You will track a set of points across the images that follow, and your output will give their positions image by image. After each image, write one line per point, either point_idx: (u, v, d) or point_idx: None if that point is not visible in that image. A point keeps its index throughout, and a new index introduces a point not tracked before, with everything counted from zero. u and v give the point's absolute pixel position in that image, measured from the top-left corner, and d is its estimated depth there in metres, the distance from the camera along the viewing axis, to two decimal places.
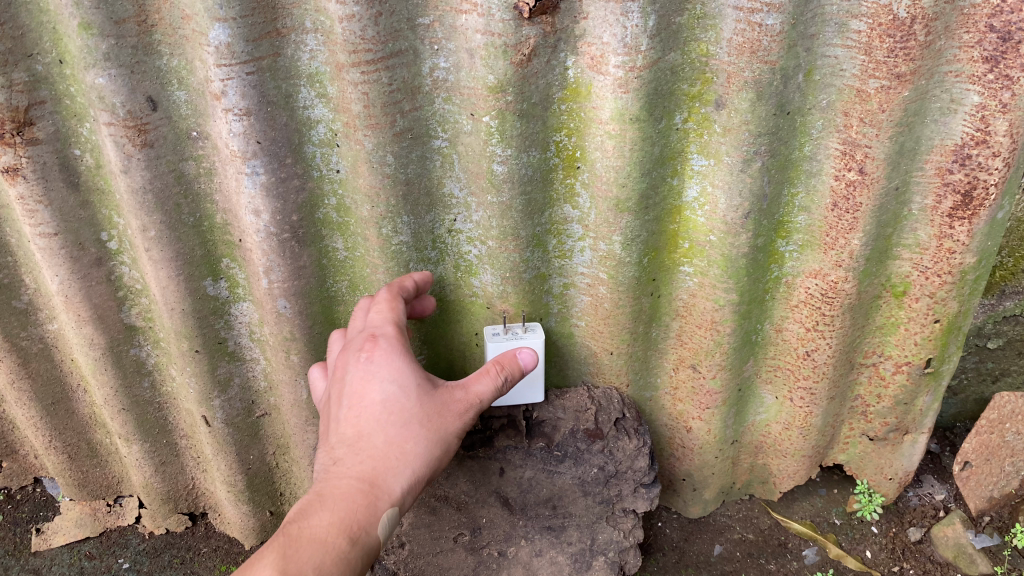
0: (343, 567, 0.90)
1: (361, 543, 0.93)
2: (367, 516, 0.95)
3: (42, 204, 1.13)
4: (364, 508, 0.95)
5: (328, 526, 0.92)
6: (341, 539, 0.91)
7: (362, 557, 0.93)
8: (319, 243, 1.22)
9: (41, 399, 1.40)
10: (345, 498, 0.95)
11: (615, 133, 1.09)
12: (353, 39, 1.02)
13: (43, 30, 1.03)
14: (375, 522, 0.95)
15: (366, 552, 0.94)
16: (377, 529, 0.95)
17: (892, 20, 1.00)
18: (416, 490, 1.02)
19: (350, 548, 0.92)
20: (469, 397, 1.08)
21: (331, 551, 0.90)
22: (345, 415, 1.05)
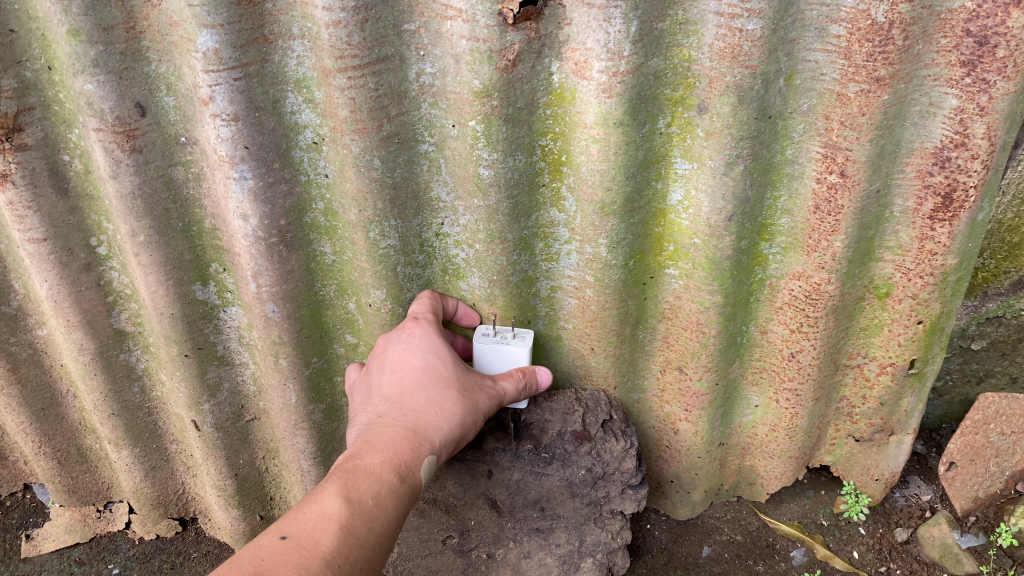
0: (396, 496, 0.99)
1: (409, 481, 1.03)
2: (413, 458, 1.05)
3: (31, 210, 1.14)
4: (409, 450, 1.06)
5: (380, 463, 1.02)
6: (392, 473, 1.01)
7: (410, 493, 1.02)
8: (307, 247, 1.23)
9: (31, 404, 1.40)
10: (393, 441, 1.06)
11: (600, 137, 1.11)
12: (339, 45, 1.03)
13: (32, 37, 1.04)
14: (420, 463, 1.06)
15: (412, 490, 1.03)
16: (422, 470, 1.05)
17: (870, 25, 1.01)
18: (451, 448, 1.13)
19: (400, 482, 1.01)
20: (499, 386, 1.21)
21: (384, 482, 1.00)
22: (388, 380, 1.16)
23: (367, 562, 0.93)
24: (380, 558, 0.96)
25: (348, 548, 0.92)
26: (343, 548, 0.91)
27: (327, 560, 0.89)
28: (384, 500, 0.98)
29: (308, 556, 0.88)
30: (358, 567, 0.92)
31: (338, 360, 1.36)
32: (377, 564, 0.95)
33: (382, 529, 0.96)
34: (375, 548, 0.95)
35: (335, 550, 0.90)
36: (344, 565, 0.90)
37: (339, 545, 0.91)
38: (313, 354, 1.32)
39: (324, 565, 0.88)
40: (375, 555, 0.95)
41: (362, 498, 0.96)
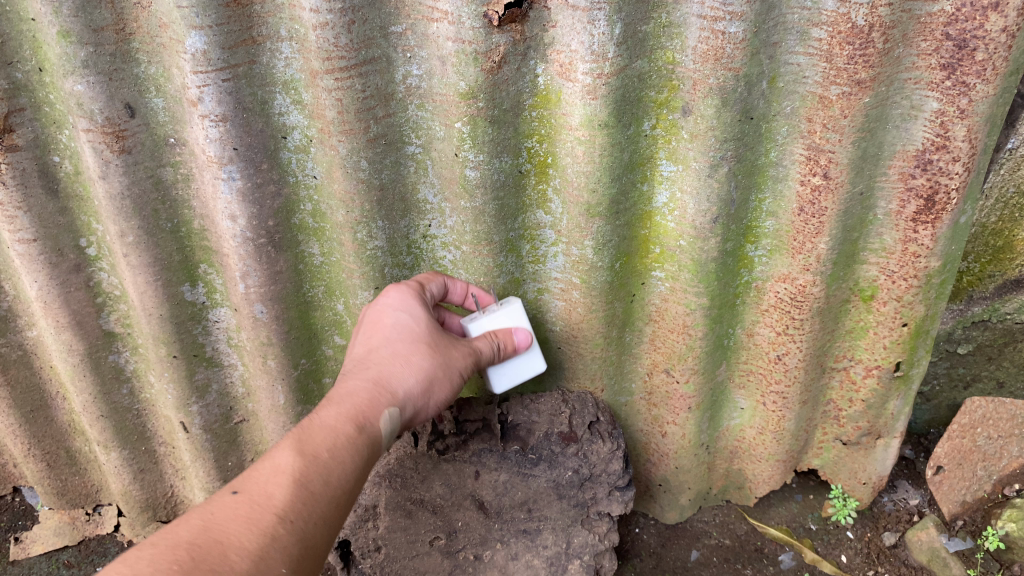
0: (353, 448, 1.01)
1: (366, 432, 1.04)
2: (371, 409, 1.06)
3: (21, 210, 1.15)
4: (368, 401, 1.06)
5: (338, 415, 1.03)
6: (349, 425, 1.02)
7: (370, 445, 1.03)
8: (295, 249, 1.24)
9: (20, 406, 1.41)
10: (355, 393, 1.07)
11: (585, 139, 1.12)
12: (326, 46, 1.04)
13: (23, 38, 1.05)
14: (378, 415, 1.06)
15: (373, 441, 1.04)
16: (381, 422, 1.06)
17: (851, 28, 1.03)
18: (418, 406, 1.12)
19: (357, 433, 1.02)
20: (478, 347, 1.17)
21: (340, 434, 1.01)
22: (360, 341, 1.15)
23: (322, 513, 0.95)
24: (338, 510, 0.98)
25: (302, 502, 0.94)
26: (296, 502, 0.94)
27: (279, 514, 0.92)
28: (340, 453, 0.99)
29: (258, 510, 0.91)
30: (311, 519, 0.94)
31: (327, 361, 1.37)
32: (334, 515, 0.97)
33: (338, 480, 0.98)
34: (331, 500, 0.97)
35: (287, 503, 0.93)
36: (297, 518, 0.93)
37: (292, 499, 0.93)
38: (301, 355, 1.33)
39: (275, 518, 0.91)
40: (332, 507, 0.97)
41: (316, 451, 0.98)
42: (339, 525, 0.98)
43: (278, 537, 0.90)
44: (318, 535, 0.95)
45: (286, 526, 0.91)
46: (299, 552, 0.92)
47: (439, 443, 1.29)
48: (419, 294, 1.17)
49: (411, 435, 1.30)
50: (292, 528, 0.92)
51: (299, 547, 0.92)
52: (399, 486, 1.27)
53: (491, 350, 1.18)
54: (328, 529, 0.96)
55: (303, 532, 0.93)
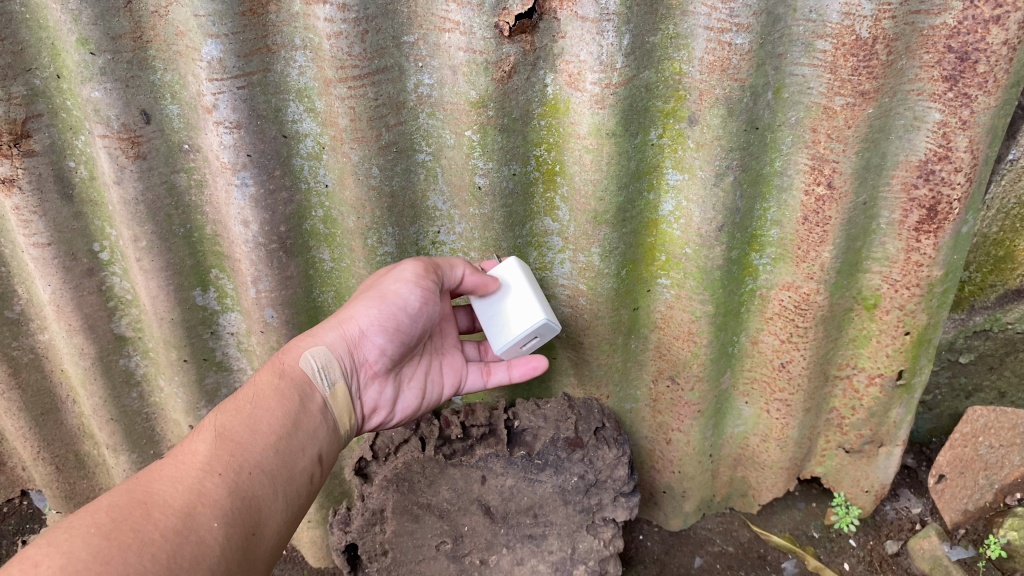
0: (276, 394, 1.10)
1: (289, 376, 1.14)
2: (291, 356, 1.16)
3: (36, 215, 1.17)
4: (295, 348, 1.18)
5: (264, 371, 1.15)
6: (271, 377, 1.13)
7: (296, 388, 1.13)
8: (306, 254, 1.26)
9: (31, 409, 1.42)
10: (296, 343, 1.19)
11: (593, 148, 1.14)
12: (340, 55, 1.06)
13: (42, 45, 1.07)
14: (299, 357, 1.16)
15: (299, 383, 1.14)
16: (301, 360, 1.15)
17: (855, 40, 1.04)
18: (349, 336, 1.18)
19: (279, 379, 1.13)
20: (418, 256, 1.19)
21: (264, 388, 1.11)
22: None
23: (253, 461, 1.02)
24: (272, 457, 1.04)
25: (226, 454, 1.01)
26: (220, 454, 1.00)
27: (204, 468, 0.98)
28: (263, 403, 1.09)
29: (184, 469, 0.97)
30: (242, 467, 1.01)
31: None
32: (269, 462, 1.04)
33: (264, 427, 1.06)
34: (259, 447, 1.04)
35: (211, 457, 0.99)
36: (227, 469, 0.99)
37: (219, 449, 1.01)
38: None
39: (202, 472, 0.97)
40: (263, 454, 1.04)
41: (239, 407, 1.08)
42: (277, 473, 1.04)
43: (207, 489, 0.95)
44: (254, 482, 1.00)
45: (217, 475, 0.98)
46: (233, 498, 0.97)
47: (445, 447, 1.29)
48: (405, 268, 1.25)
49: (418, 439, 1.29)
50: (221, 478, 0.98)
51: (231, 495, 0.97)
52: (405, 490, 1.27)
53: (448, 266, 1.19)
54: (265, 477, 1.02)
55: (234, 480, 0.98)
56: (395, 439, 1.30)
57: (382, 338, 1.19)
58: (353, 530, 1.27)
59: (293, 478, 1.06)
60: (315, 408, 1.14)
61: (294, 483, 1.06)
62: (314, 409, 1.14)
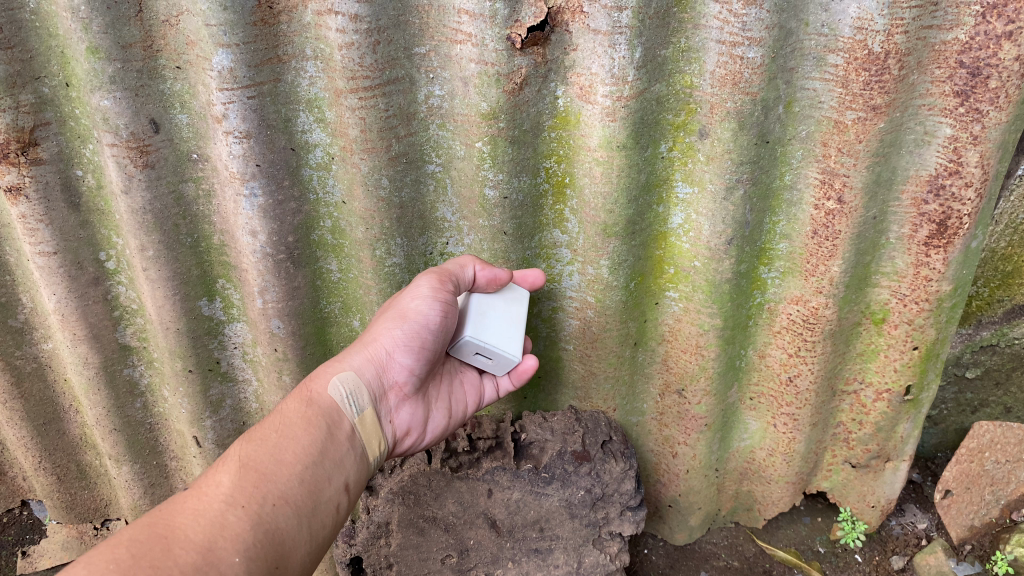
0: (305, 422, 1.09)
1: (317, 404, 1.13)
2: (317, 382, 1.15)
3: (42, 223, 1.16)
4: (321, 375, 1.17)
5: (291, 399, 1.13)
6: (297, 404, 1.12)
7: (324, 415, 1.12)
8: (313, 264, 1.25)
9: (33, 418, 1.41)
10: (322, 370, 1.18)
11: (603, 160, 1.13)
12: (351, 66, 1.06)
13: (52, 54, 1.07)
14: (326, 385, 1.15)
15: (327, 411, 1.13)
16: (329, 387, 1.14)
17: (867, 54, 1.04)
18: (375, 358, 1.18)
19: (308, 407, 1.11)
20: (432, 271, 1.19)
21: (292, 414, 1.10)
22: None
23: (277, 492, 1.02)
24: (297, 488, 1.04)
25: (250, 485, 1.01)
26: (243, 486, 1.00)
27: (227, 500, 0.98)
28: (289, 431, 1.08)
29: (206, 502, 0.97)
30: (266, 499, 1.00)
31: None
32: (295, 493, 1.03)
33: (290, 457, 1.05)
34: (285, 477, 1.03)
35: (234, 489, 0.99)
36: (249, 502, 0.99)
37: (241, 479, 1.01)
38: None
39: (224, 506, 0.97)
40: (289, 485, 1.03)
41: (264, 436, 1.08)
42: (302, 504, 1.03)
43: (228, 523, 0.95)
44: (278, 515, 1.00)
45: (238, 506, 0.98)
46: (255, 532, 0.97)
47: (452, 459, 1.27)
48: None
49: (424, 451, 1.28)
50: (244, 512, 0.98)
51: (254, 529, 0.97)
52: (410, 503, 1.25)
53: (459, 266, 1.18)
54: (290, 509, 1.02)
55: (257, 513, 0.99)
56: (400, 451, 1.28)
57: (409, 356, 1.19)
58: (358, 543, 1.25)
59: (319, 509, 1.06)
60: (343, 436, 1.13)
61: (320, 514, 1.06)
62: (342, 437, 1.12)
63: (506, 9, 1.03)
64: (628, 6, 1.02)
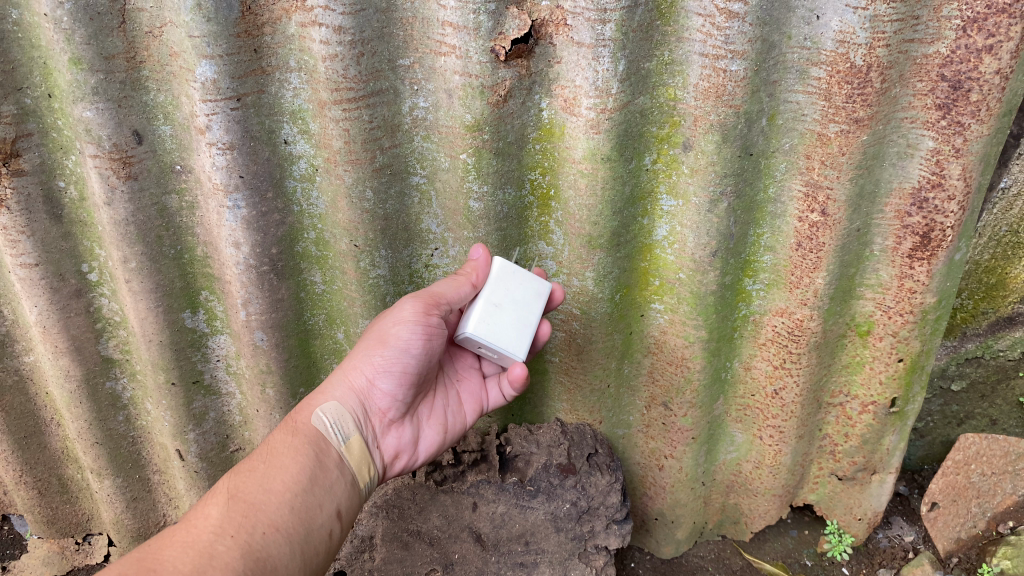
0: (293, 450, 1.09)
1: (302, 433, 1.12)
2: (301, 413, 1.14)
3: (24, 235, 1.15)
4: (306, 407, 1.16)
5: (278, 430, 1.13)
6: (285, 434, 1.11)
7: (311, 443, 1.11)
8: (297, 276, 1.24)
9: (14, 432, 1.39)
10: (307, 401, 1.17)
11: (587, 172, 1.13)
12: (335, 77, 1.06)
13: (34, 65, 1.06)
14: (309, 414, 1.14)
15: (314, 439, 1.12)
16: (313, 416, 1.13)
17: (849, 68, 1.05)
18: (356, 384, 1.17)
19: (295, 436, 1.11)
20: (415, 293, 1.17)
21: (280, 443, 1.10)
22: None
23: (267, 520, 1.01)
24: (288, 515, 1.03)
25: (239, 515, 1.00)
26: (232, 516, 1.00)
27: (216, 531, 0.98)
28: (277, 460, 1.07)
29: (195, 534, 0.97)
30: (255, 527, 1.00)
31: None
32: (285, 520, 1.02)
33: (278, 485, 1.05)
34: (274, 505, 1.03)
35: (223, 520, 0.99)
36: (239, 531, 0.99)
37: (229, 510, 1.01)
38: (300, 383, 1.34)
39: (213, 536, 0.97)
40: (279, 512, 1.03)
41: (253, 466, 1.07)
42: (294, 530, 1.03)
43: (217, 553, 0.95)
44: (269, 543, 1.00)
45: (227, 537, 0.98)
46: (245, 560, 0.96)
47: (436, 473, 1.28)
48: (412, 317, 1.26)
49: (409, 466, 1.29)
50: (233, 541, 0.97)
51: (243, 558, 0.97)
52: (395, 516, 1.24)
53: (452, 287, 1.14)
54: (280, 536, 1.01)
55: (247, 542, 0.98)
56: None
57: (391, 381, 1.18)
58: (341, 559, 1.21)
59: (311, 535, 1.05)
60: (332, 462, 1.12)
61: (312, 540, 1.05)
62: (331, 463, 1.11)
63: (490, 21, 1.04)
64: (611, 19, 1.02)
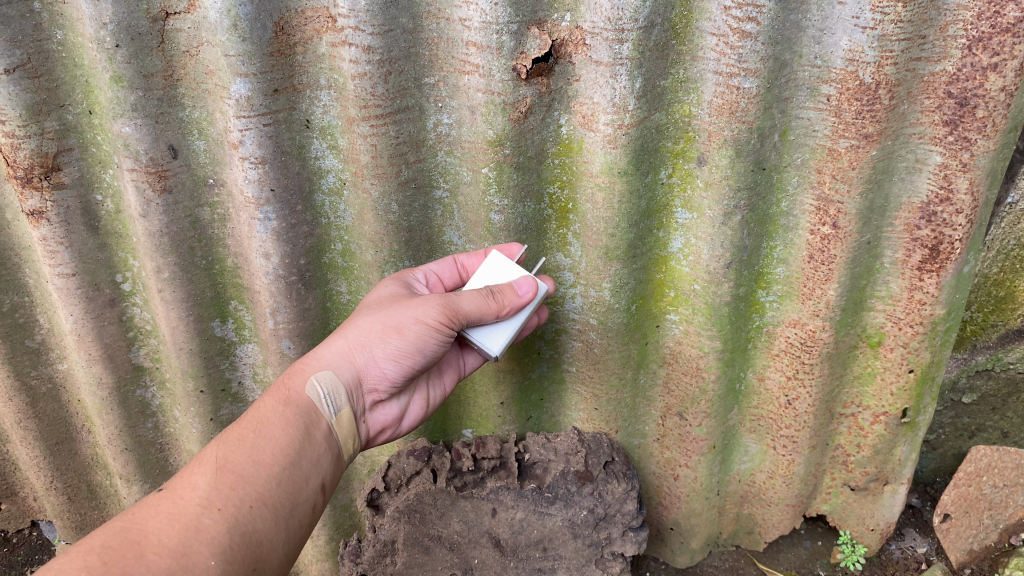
0: (284, 422, 1.08)
1: (294, 403, 1.11)
2: (296, 380, 1.13)
3: (62, 246, 1.20)
4: (300, 370, 1.15)
5: (269, 396, 1.12)
6: (275, 403, 1.10)
7: (302, 414, 1.11)
8: (323, 286, 1.29)
9: (46, 438, 1.43)
10: (301, 364, 1.17)
11: (604, 186, 1.17)
12: (364, 95, 1.11)
13: (76, 83, 1.11)
14: (305, 382, 1.13)
15: (306, 409, 1.11)
16: (309, 387, 1.13)
17: (859, 85, 1.09)
18: (360, 363, 1.17)
19: (286, 407, 1.10)
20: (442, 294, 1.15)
21: (270, 414, 1.09)
22: None
23: (254, 494, 1.01)
24: (274, 489, 1.03)
25: (226, 487, 1.00)
26: (220, 488, 1.00)
27: (203, 503, 0.97)
28: (267, 431, 1.07)
29: (182, 504, 0.97)
30: (243, 500, 1.00)
31: None
32: (271, 494, 1.03)
33: (268, 457, 1.05)
34: (263, 479, 1.03)
35: (210, 491, 0.99)
36: (226, 504, 0.99)
37: (216, 482, 1.00)
38: None
39: (200, 508, 0.97)
40: (266, 486, 1.03)
41: (243, 435, 1.07)
42: (280, 505, 1.03)
43: (203, 527, 0.95)
44: (255, 517, 1.00)
45: (212, 511, 0.97)
46: (231, 535, 0.97)
47: (457, 479, 1.31)
48: (403, 274, 1.23)
49: (430, 471, 1.30)
50: (219, 514, 0.97)
51: (229, 532, 0.97)
52: (416, 522, 1.26)
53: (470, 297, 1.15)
54: (267, 510, 1.01)
55: (233, 515, 0.98)
56: (407, 470, 1.31)
57: (395, 368, 1.19)
58: (363, 562, 1.24)
59: (296, 510, 1.06)
60: (321, 434, 1.12)
61: (297, 514, 1.06)
62: (320, 436, 1.12)
63: (512, 42, 1.08)
64: (628, 38, 1.06)
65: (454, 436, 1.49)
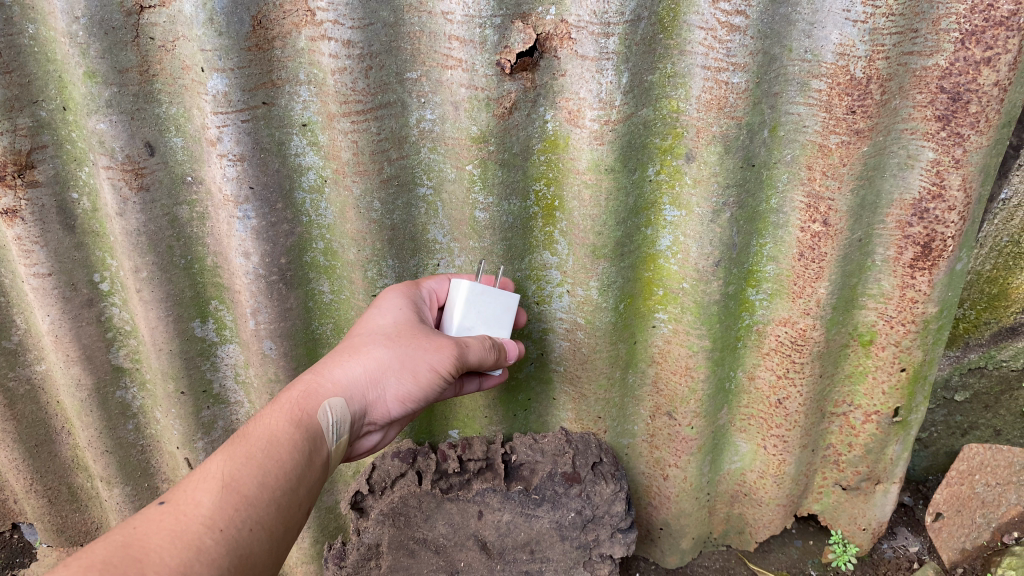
0: (291, 445, 1.04)
1: (305, 426, 1.07)
2: (309, 402, 1.10)
3: (37, 245, 1.17)
4: (310, 392, 1.11)
5: (279, 412, 1.07)
6: (286, 423, 1.06)
7: (310, 439, 1.07)
8: (305, 286, 1.27)
9: (24, 441, 1.41)
10: (310, 383, 1.13)
11: (591, 183, 1.15)
12: (344, 90, 1.08)
13: (50, 78, 1.09)
14: (318, 407, 1.10)
15: (314, 434, 1.08)
16: (321, 415, 1.09)
17: (850, 80, 1.07)
18: (370, 397, 1.15)
19: (295, 429, 1.06)
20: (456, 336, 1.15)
21: (280, 433, 1.04)
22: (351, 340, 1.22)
23: (255, 516, 0.96)
24: (274, 514, 0.98)
25: (230, 506, 0.94)
26: (224, 507, 0.94)
27: (206, 522, 0.91)
28: (275, 452, 1.02)
29: (183, 521, 0.91)
30: (244, 522, 0.94)
31: None
32: (271, 519, 0.97)
33: (273, 479, 0.99)
34: (265, 502, 0.97)
35: (214, 509, 0.93)
36: (228, 525, 0.93)
37: (220, 502, 0.94)
38: None
39: (202, 527, 0.91)
40: (267, 509, 0.97)
41: (250, 453, 1.01)
42: (276, 529, 0.98)
43: (206, 548, 0.89)
44: (253, 541, 0.95)
45: (215, 533, 0.91)
46: (230, 559, 0.91)
47: (442, 482, 1.28)
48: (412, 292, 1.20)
49: (415, 472, 1.27)
50: (221, 536, 0.92)
51: (228, 556, 0.91)
52: (401, 525, 1.25)
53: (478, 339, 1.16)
54: (264, 533, 0.96)
55: (234, 538, 0.93)
56: (391, 473, 1.27)
57: (400, 408, 1.18)
58: (347, 565, 1.23)
59: (288, 534, 1.01)
60: (321, 460, 1.08)
61: (288, 539, 1.01)
62: (320, 463, 1.08)
63: (496, 35, 1.06)
64: (614, 32, 1.04)
65: (439, 437, 1.48)
